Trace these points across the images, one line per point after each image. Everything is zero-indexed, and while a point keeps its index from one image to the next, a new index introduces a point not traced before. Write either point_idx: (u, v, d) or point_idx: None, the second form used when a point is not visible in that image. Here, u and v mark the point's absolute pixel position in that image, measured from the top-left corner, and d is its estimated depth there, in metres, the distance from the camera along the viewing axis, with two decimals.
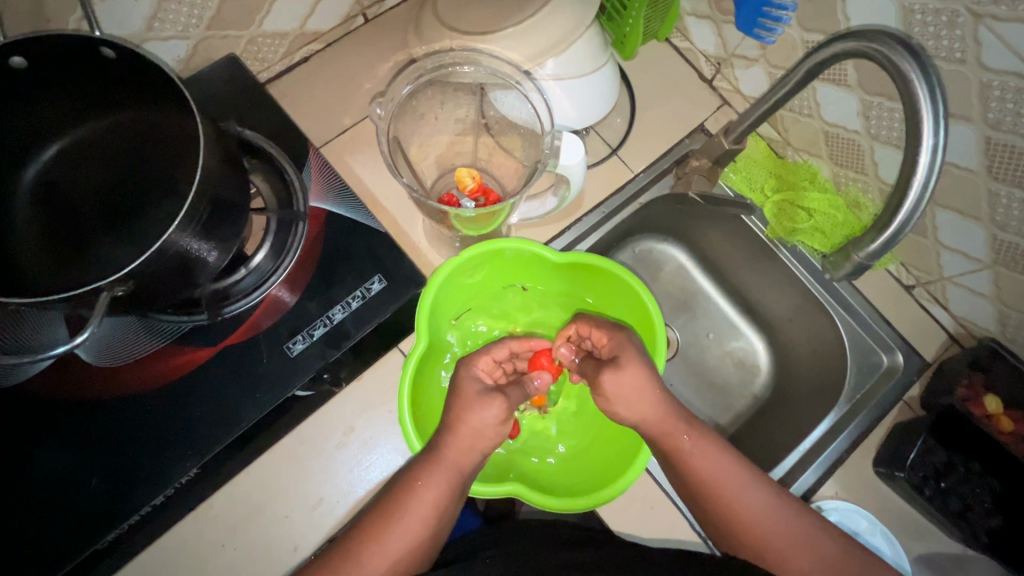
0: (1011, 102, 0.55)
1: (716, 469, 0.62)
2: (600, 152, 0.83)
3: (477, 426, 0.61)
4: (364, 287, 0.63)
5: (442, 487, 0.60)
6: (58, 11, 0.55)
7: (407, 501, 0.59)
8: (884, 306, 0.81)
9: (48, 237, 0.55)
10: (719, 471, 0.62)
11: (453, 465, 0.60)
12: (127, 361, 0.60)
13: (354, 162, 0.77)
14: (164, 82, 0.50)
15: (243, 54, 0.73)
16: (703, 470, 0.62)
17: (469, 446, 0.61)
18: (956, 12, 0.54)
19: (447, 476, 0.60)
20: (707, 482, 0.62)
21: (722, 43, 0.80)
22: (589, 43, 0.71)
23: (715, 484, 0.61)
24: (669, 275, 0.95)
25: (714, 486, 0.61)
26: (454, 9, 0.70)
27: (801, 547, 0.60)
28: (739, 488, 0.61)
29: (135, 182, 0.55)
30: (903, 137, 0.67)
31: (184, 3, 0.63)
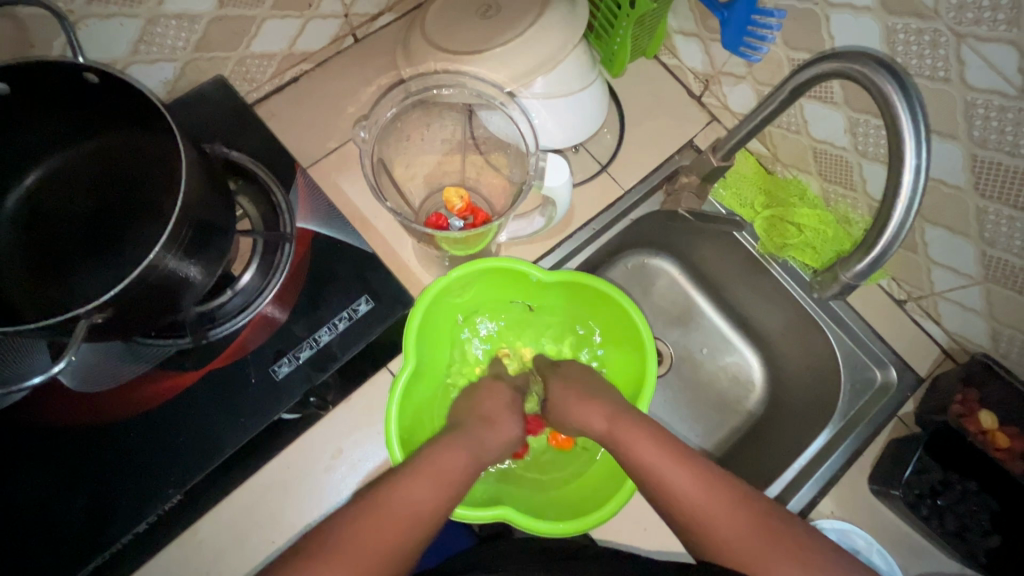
0: (996, 120, 0.55)
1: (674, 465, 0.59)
2: (589, 169, 0.83)
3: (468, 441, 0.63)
4: (351, 308, 0.63)
5: (438, 480, 0.57)
6: (42, 36, 0.55)
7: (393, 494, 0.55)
8: (877, 321, 0.80)
9: (32, 264, 0.54)
10: (673, 473, 0.59)
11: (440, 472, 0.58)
12: (111, 387, 0.59)
13: (343, 181, 0.77)
14: (147, 106, 0.50)
15: (232, 76, 0.73)
16: (659, 472, 0.59)
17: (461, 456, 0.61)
18: (938, 32, 0.54)
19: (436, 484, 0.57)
20: (665, 486, 0.59)
21: (709, 60, 0.80)
22: (575, 62, 0.72)
23: (675, 488, 0.58)
24: (662, 290, 0.94)
25: (675, 493, 0.58)
26: (441, 30, 0.71)
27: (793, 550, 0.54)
28: (699, 490, 0.58)
29: (118, 206, 0.55)
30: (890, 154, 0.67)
31: (171, 26, 0.63)
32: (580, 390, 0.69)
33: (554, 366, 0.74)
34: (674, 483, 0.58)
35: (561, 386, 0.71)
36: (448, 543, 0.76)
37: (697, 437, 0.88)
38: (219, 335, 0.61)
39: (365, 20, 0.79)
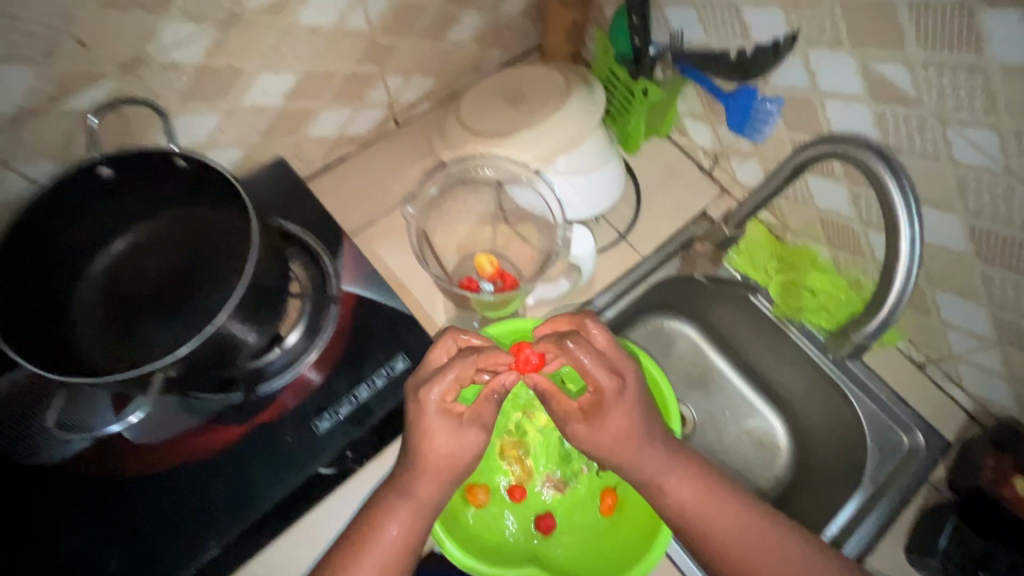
0: (987, 193, 0.60)
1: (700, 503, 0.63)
2: (609, 237, 0.89)
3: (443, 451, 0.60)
4: (388, 365, 0.67)
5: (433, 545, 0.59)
6: (142, 129, 0.64)
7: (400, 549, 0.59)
8: (899, 383, 0.81)
9: (108, 322, 0.60)
10: (705, 511, 0.63)
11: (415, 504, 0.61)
12: (164, 438, 0.63)
13: (382, 249, 0.83)
14: (225, 186, 0.58)
15: (289, 157, 0.82)
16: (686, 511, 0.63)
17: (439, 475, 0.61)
18: (923, 117, 0.61)
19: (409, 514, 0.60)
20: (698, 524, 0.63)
21: (718, 139, 0.87)
22: (595, 143, 0.79)
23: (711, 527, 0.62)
24: (682, 352, 0.97)
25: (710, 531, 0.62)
26: (475, 118, 0.80)
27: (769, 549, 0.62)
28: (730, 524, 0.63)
29: (188, 271, 0.61)
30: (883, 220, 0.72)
31: (245, 117, 0.73)
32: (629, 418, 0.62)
33: (620, 389, 0.61)
34: (706, 517, 0.63)
35: (620, 408, 0.62)
36: None
37: None
38: (266, 390, 0.65)
39: (406, 107, 0.89)
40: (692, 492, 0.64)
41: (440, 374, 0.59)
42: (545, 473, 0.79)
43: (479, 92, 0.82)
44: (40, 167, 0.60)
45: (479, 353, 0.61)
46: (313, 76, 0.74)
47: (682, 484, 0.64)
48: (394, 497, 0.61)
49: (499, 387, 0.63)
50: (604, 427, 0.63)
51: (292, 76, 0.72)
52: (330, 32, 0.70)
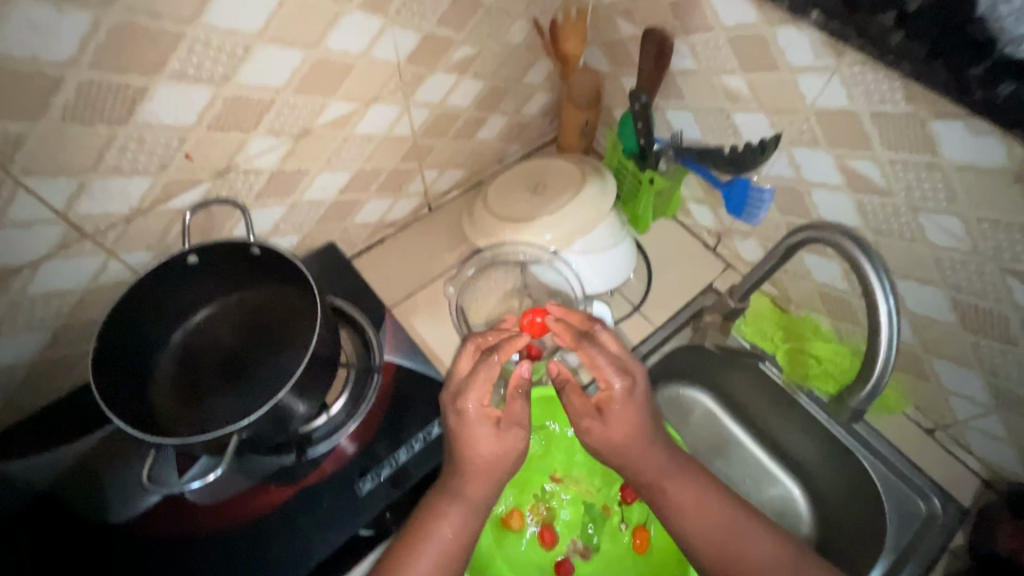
0: (962, 271, 0.67)
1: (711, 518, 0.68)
2: (624, 309, 0.97)
3: (489, 454, 0.65)
4: (425, 431, 0.73)
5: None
6: (221, 222, 0.76)
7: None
8: (910, 449, 0.84)
9: (180, 387, 0.68)
10: (716, 529, 0.67)
11: (466, 504, 0.66)
12: (220, 499, 0.68)
13: (417, 322, 0.92)
14: (293, 270, 0.68)
15: (338, 240, 0.93)
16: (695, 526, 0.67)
17: (487, 474, 0.66)
18: (897, 205, 0.69)
19: (460, 513, 0.66)
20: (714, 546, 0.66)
21: (719, 221, 0.97)
22: (608, 228, 0.90)
23: (727, 545, 0.66)
24: (699, 419, 1.01)
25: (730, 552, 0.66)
26: (502, 206, 0.91)
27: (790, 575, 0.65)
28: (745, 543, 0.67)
29: (253, 344, 0.70)
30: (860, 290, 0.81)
31: (305, 209, 0.84)
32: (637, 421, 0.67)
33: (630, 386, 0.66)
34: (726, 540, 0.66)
35: (623, 415, 0.67)
36: None
37: None
38: (314, 454, 0.71)
39: (439, 195, 1.02)
40: (698, 504, 0.68)
41: (472, 380, 0.65)
42: (572, 538, 0.84)
43: (505, 183, 0.94)
44: (138, 256, 0.71)
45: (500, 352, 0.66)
46: (363, 173, 0.86)
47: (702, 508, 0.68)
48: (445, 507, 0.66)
49: (521, 380, 0.68)
50: (614, 429, 0.68)
51: (346, 174, 0.84)
52: (381, 139, 0.83)
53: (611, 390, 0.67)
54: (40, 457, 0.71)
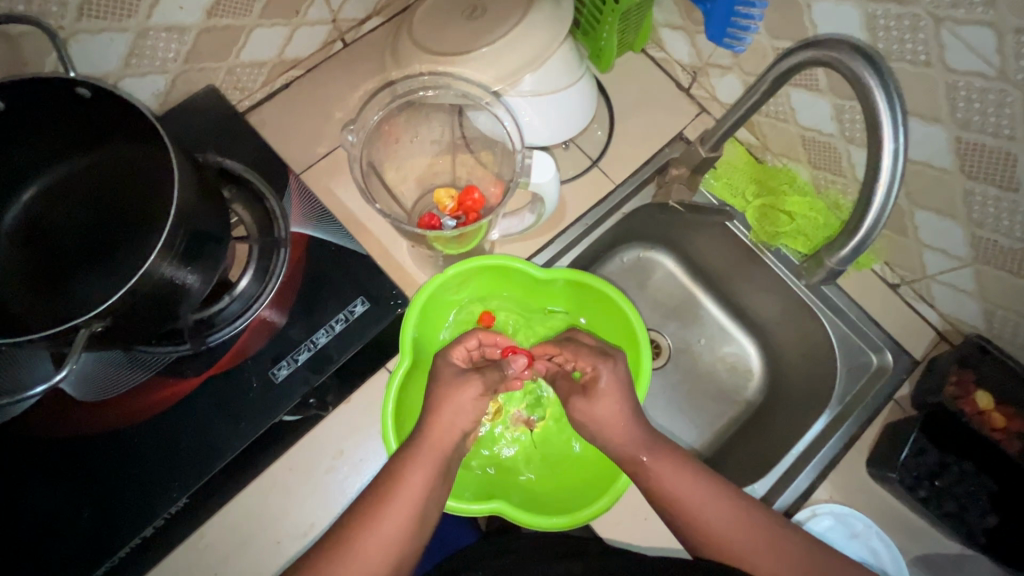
0: (977, 102, 0.55)
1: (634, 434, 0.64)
2: (581, 164, 0.84)
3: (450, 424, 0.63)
4: (347, 310, 0.64)
5: (427, 475, 0.59)
6: (35, 54, 0.57)
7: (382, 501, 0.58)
8: (872, 306, 0.80)
9: (31, 275, 0.56)
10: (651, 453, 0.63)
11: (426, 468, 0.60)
12: (113, 394, 0.60)
13: (336, 186, 0.77)
14: (139, 118, 0.51)
15: (224, 85, 0.74)
16: (650, 467, 0.62)
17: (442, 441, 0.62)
18: (917, 16, 0.55)
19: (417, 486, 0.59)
20: (683, 508, 0.60)
21: (696, 53, 0.80)
22: (563, 60, 0.72)
23: (649, 472, 0.62)
24: (658, 282, 0.95)
25: (695, 515, 0.60)
26: (429, 33, 0.72)
27: (709, 499, 0.60)
28: (709, 505, 0.60)
29: (115, 220, 0.57)
30: (865, 132, 0.68)
31: (161, 39, 0.64)
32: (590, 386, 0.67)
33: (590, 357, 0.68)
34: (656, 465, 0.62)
35: (610, 390, 0.65)
36: (453, 539, 0.78)
37: (696, 427, 0.89)
38: (218, 341, 0.62)
39: (353, 24, 0.80)
40: (655, 458, 0.63)
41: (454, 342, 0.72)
42: (516, 408, 0.78)
43: (434, 4, 0.74)
44: None
45: (482, 332, 0.73)
46: None
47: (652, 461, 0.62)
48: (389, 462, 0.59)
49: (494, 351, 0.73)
50: (601, 405, 0.65)
51: None
52: None
53: (595, 369, 0.67)
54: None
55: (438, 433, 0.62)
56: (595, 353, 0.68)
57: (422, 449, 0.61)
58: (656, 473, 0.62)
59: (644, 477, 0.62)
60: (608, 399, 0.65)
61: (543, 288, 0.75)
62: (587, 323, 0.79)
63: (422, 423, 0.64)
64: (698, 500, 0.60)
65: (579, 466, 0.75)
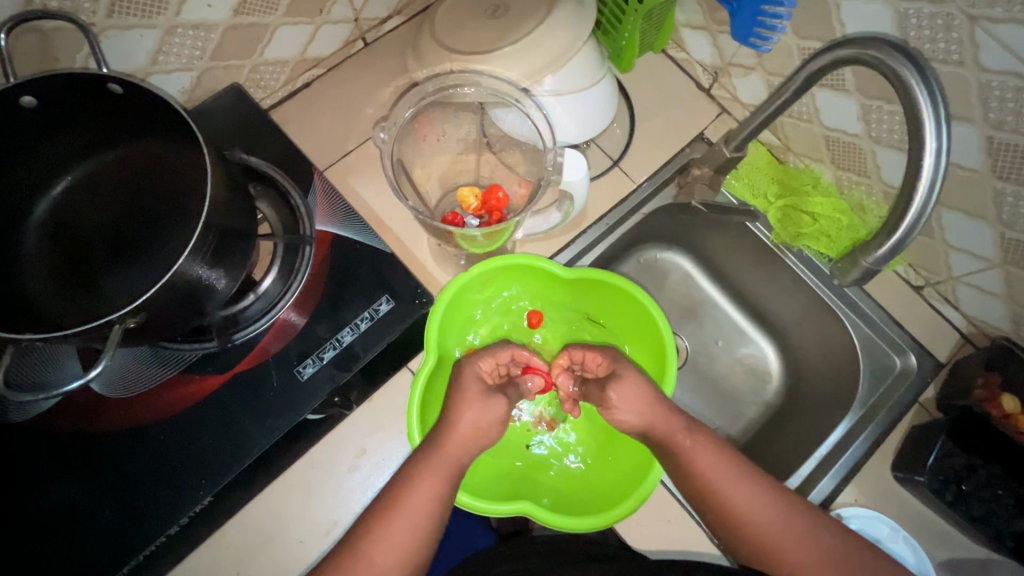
0: (1011, 101, 0.55)
1: (661, 430, 0.64)
2: (601, 164, 0.84)
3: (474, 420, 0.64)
4: (373, 308, 0.64)
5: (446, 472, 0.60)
6: (65, 50, 0.57)
7: (409, 496, 0.58)
8: (895, 308, 0.80)
9: (59, 270, 0.56)
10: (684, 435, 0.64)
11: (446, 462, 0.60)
12: (138, 391, 0.60)
13: (357, 185, 0.77)
14: (170, 114, 0.51)
15: (247, 83, 0.74)
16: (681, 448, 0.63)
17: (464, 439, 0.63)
18: (951, 15, 0.54)
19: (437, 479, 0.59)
20: (715, 492, 0.62)
21: (719, 53, 0.80)
22: (586, 59, 0.72)
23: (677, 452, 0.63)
24: (675, 283, 0.94)
25: (717, 497, 0.61)
26: (452, 32, 0.72)
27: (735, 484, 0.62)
28: (740, 493, 0.61)
29: (143, 216, 0.57)
30: (905, 138, 0.67)
31: (188, 36, 0.64)
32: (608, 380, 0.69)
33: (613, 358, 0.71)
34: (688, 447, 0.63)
35: (630, 379, 0.67)
36: (473, 540, 0.77)
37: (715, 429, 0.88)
38: (243, 339, 0.62)
39: (375, 23, 0.80)
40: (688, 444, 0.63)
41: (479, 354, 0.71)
42: (539, 409, 0.79)
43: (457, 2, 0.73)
44: None
45: (516, 348, 0.73)
46: None
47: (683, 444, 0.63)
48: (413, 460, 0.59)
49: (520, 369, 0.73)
50: (620, 394, 0.66)
51: None
52: None
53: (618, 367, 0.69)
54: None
55: (460, 431, 0.63)
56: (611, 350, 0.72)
57: (449, 440, 0.61)
58: (689, 453, 0.63)
59: (680, 456, 0.63)
60: (628, 386, 0.67)
61: (566, 288, 0.75)
62: (611, 324, 0.79)
63: (446, 423, 0.63)
64: (723, 483, 0.62)
65: (602, 466, 0.74)
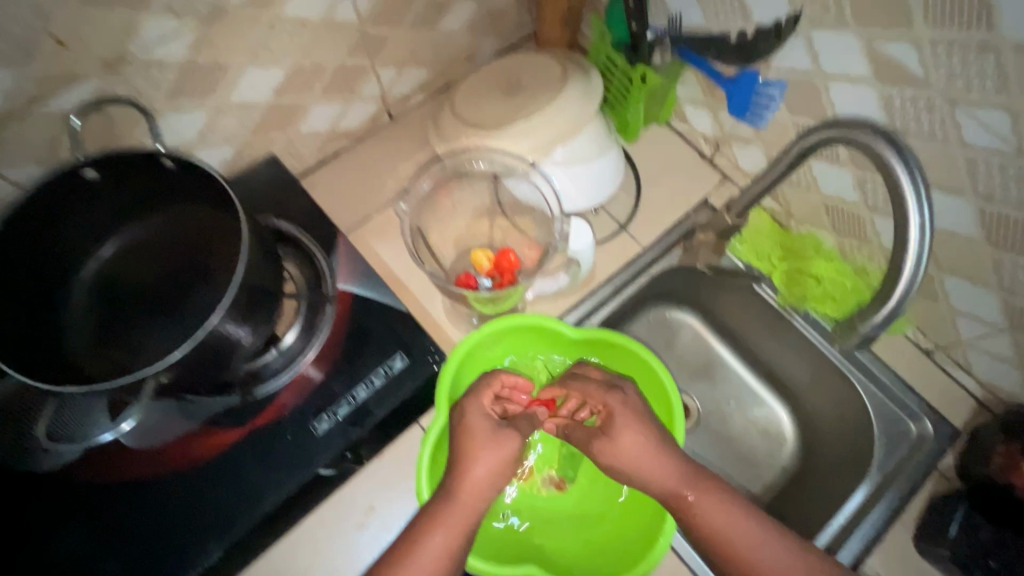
0: (997, 176, 0.58)
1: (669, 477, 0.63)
2: (609, 228, 0.88)
3: (489, 468, 0.62)
4: (387, 364, 0.66)
5: (461, 523, 0.58)
6: (127, 130, 0.63)
7: (418, 547, 0.56)
8: (907, 371, 0.79)
9: (101, 325, 0.60)
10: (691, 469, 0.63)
11: (465, 510, 0.59)
12: (160, 443, 0.62)
13: (378, 246, 0.82)
14: (212, 185, 0.57)
15: (282, 153, 0.81)
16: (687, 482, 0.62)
17: (482, 486, 0.61)
18: (931, 98, 0.59)
19: (456, 530, 0.58)
20: (737, 548, 0.58)
21: (719, 125, 0.85)
22: (593, 133, 0.78)
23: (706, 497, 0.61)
24: (686, 342, 0.96)
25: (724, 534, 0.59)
26: (469, 107, 0.78)
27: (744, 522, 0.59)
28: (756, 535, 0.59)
29: (181, 276, 0.61)
30: (889, 202, 0.70)
31: (234, 115, 0.71)
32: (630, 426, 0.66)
33: (620, 395, 0.68)
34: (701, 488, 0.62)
35: (627, 425, 0.66)
36: None
37: None
38: (264, 393, 0.65)
39: (400, 100, 0.88)
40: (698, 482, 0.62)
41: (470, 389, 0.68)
42: (548, 469, 0.79)
43: (474, 83, 0.80)
44: (27, 170, 0.59)
45: (501, 373, 0.71)
46: (302, 71, 0.72)
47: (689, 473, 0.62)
48: (420, 521, 0.59)
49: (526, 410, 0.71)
50: (622, 442, 0.65)
51: (281, 71, 0.70)
52: (320, 26, 0.68)
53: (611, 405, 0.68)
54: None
55: (479, 481, 0.61)
56: (605, 389, 0.69)
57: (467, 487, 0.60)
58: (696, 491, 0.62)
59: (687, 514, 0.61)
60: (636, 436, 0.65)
61: (572, 349, 0.78)
62: None
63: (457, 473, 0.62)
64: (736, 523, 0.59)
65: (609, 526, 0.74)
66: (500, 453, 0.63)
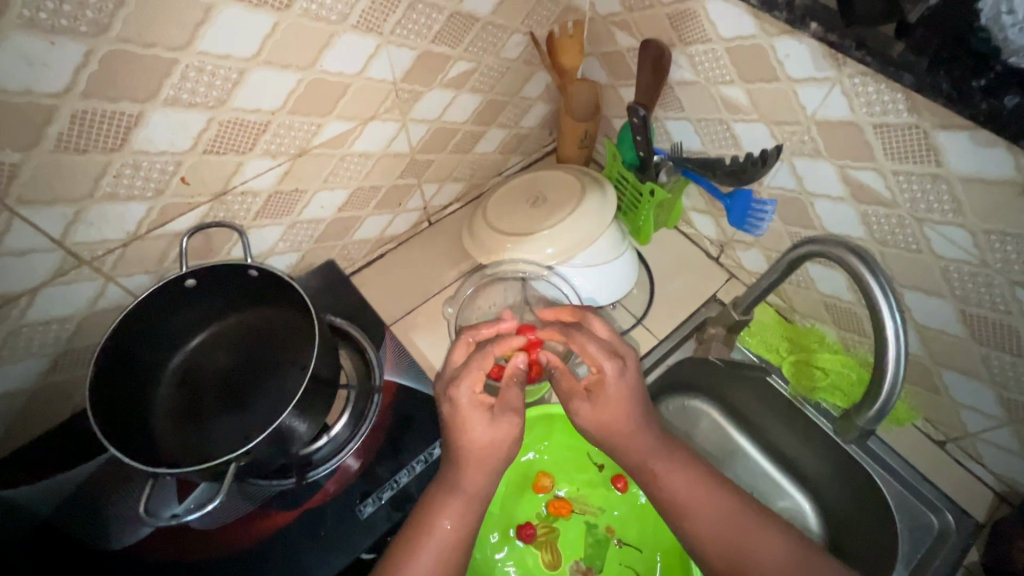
0: (969, 282, 0.66)
1: (676, 496, 0.70)
2: (627, 322, 0.96)
3: (488, 443, 0.65)
4: (427, 452, 0.73)
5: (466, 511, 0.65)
6: (220, 244, 0.76)
7: (431, 531, 0.63)
8: (920, 462, 0.82)
9: (182, 411, 0.69)
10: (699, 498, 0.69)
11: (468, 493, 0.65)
12: (221, 523, 0.68)
13: (417, 338, 0.91)
14: (286, 290, 0.69)
15: (337, 257, 0.93)
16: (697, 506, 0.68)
17: (485, 460, 0.65)
18: (902, 217, 0.68)
19: (460, 507, 0.65)
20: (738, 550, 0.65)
21: (721, 230, 0.95)
22: (609, 241, 0.89)
23: (722, 531, 0.67)
24: (705, 431, 1.00)
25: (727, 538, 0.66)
26: (500, 218, 0.90)
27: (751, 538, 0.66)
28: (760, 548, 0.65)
29: (253, 366, 0.70)
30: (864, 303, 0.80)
31: (303, 229, 0.83)
32: (619, 403, 0.69)
33: (620, 369, 0.68)
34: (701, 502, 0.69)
35: (623, 396, 0.69)
36: None
37: None
38: (314, 478, 0.70)
39: (439, 209, 1.01)
40: (706, 509, 0.68)
41: (464, 369, 0.65)
42: (574, 559, 0.83)
43: (504, 198, 0.93)
44: (137, 279, 0.71)
45: (492, 347, 0.67)
46: (361, 192, 0.85)
47: (704, 508, 0.68)
48: None
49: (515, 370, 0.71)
50: (611, 410, 0.69)
51: (344, 191, 0.83)
52: (379, 157, 0.82)
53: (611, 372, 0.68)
54: (27, 485, 0.71)
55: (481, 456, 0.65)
56: (608, 354, 0.68)
57: (469, 463, 0.65)
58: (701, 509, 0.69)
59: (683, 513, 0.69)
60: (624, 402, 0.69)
61: None
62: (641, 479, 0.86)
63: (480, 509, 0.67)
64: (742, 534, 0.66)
65: None
66: (495, 426, 0.65)
